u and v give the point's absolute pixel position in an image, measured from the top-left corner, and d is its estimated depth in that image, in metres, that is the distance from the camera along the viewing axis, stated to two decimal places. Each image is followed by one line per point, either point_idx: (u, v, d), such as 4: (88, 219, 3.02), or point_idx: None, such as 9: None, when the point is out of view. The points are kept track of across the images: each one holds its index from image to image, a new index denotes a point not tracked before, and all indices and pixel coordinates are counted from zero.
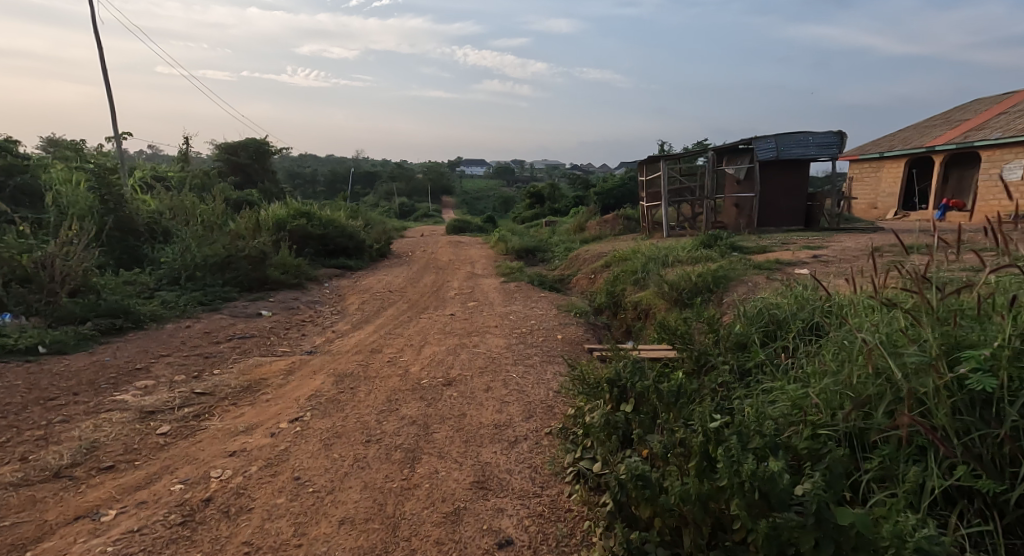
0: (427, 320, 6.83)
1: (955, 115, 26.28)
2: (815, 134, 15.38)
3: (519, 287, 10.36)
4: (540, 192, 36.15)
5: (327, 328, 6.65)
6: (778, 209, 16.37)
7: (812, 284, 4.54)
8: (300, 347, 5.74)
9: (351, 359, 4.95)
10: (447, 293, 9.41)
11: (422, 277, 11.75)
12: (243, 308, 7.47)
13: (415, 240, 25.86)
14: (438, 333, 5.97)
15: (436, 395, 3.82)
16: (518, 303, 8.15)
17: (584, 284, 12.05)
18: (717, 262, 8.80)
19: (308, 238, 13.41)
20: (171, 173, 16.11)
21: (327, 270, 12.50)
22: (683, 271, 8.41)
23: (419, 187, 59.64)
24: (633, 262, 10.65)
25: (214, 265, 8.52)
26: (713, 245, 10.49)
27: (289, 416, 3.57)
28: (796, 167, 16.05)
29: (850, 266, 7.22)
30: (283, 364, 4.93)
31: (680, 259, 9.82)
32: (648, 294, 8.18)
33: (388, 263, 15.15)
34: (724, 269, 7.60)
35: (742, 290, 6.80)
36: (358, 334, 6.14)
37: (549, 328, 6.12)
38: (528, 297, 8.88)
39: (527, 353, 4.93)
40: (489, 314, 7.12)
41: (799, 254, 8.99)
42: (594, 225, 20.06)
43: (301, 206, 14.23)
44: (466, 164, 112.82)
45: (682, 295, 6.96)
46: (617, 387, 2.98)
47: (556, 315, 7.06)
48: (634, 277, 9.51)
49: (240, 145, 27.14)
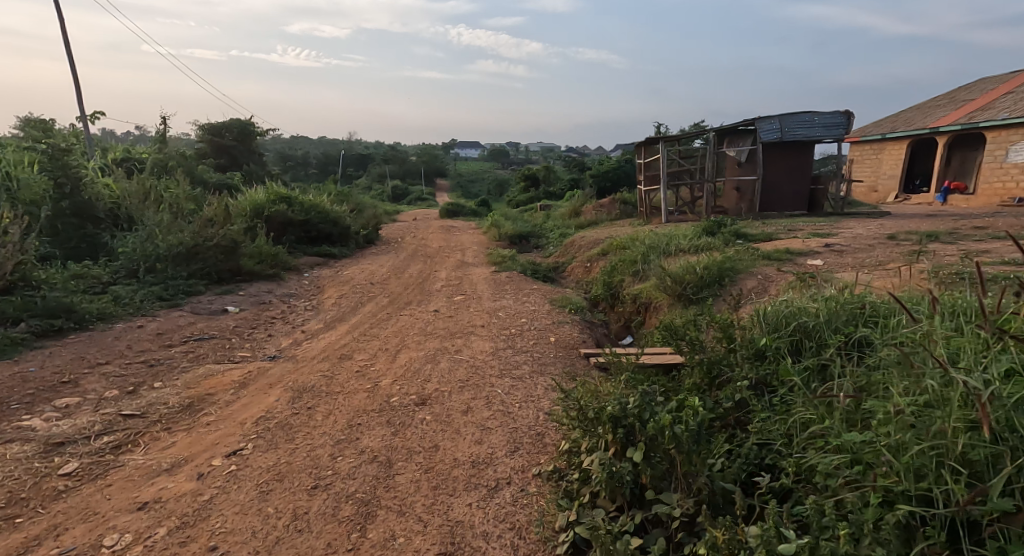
0: (408, 318, 6.23)
1: (959, 96, 25.61)
2: (822, 115, 14.78)
3: (510, 278, 9.78)
4: (535, 174, 35.43)
5: (296, 327, 6.04)
6: (781, 193, 15.77)
7: (842, 288, 3.99)
8: (264, 351, 5.14)
9: (315, 368, 4.34)
10: (434, 285, 8.82)
11: (408, 266, 11.14)
12: (207, 304, 6.84)
13: (406, 225, 25.18)
14: (418, 334, 5.39)
15: (406, 418, 3.24)
16: (509, 297, 7.56)
17: (580, 274, 11.48)
18: (721, 252, 8.22)
19: (289, 225, 12.73)
20: (145, 155, 15.30)
21: (309, 259, 11.86)
22: (686, 261, 7.84)
23: (412, 169, 58.64)
24: (632, 250, 10.06)
25: (179, 256, 7.88)
26: (716, 232, 9.93)
27: (227, 447, 2.97)
28: (801, 149, 15.44)
29: (867, 258, 6.66)
30: (238, 374, 4.32)
31: (682, 247, 9.23)
32: (650, 288, 7.55)
33: (376, 250, 14.51)
34: (731, 259, 7.03)
35: (752, 286, 6.24)
36: (331, 335, 5.54)
37: (541, 328, 5.54)
38: (520, 289, 8.31)
39: (516, 361, 4.34)
40: (477, 311, 6.53)
41: (809, 242, 8.42)
42: (590, 209, 19.44)
43: (281, 190, 13.51)
44: (460, 146, 111.46)
45: (688, 290, 6.38)
46: (621, 426, 2.38)
47: (549, 312, 6.47)
48: (633, 267, 8.94)
49: (224, 126, 26.24)
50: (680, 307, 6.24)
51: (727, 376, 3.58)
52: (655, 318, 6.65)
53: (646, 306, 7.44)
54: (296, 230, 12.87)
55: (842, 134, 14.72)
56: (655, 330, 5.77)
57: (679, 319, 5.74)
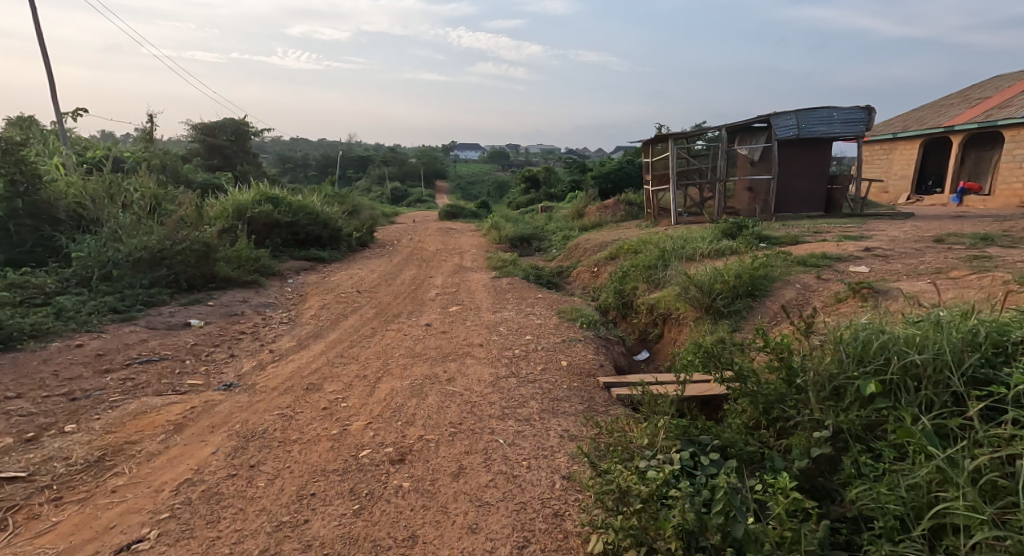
0: (395, 334, 5.41)
1: (974, 94, 24.78)
2: (842, 110, 13.95)
3: (512, 284, 8.97)
4: (536, 176, 34.68)
5: (265, 345, 5.23)
6: (797, 193, 14.90)
7: (928, 305, 3.21)
8: (220, 378, 4.30)
9: (274, 404, 3.51)
10: (427, 293, 8.00)
11: (401, 271, 10.35)
12: (169, 316, 6.03)
13: (403, 226, 24.42)
14: (405, 356, 4.58)
15: (376, 486, 2.43)
16: (510, 307, 6.74)
17: (586, 280, 10.66)
18: (747, 256, 7.40)
19: (274, 226, 11.92)
20: (127, 153, 14.48)
21: (295, 264, 11.09)
22: (709, 266, 7.03)
23: (412, 171, 57.80)
24: (644, 255, 9.23)
25: (143, 262, 7.05)
26: (736, 235, 9.13)
27: (123, 539, 2.14)
28: (819, 146, 14.60)
29: (917, 265, 5.84)
30: (177, 410, 3.48)
31: (700, 251, 8.41)
32: (670, 299, 6.87)
33: (369, 254, 13.69)
34: (764, 265, 6.20)
35: (791, 299, 5.42)
36: (303, 356, 4.70)
37: (551, 348, 4.73)
38: (523, 298, 7.49)
39: (522, 396, 3.50)
40: (477, 326, 5.69)
41: (842, 245, 7.59)
42: (594, 211, 18.62)
43: (268, 190, 12.69)
44: (460, 149, 110.75)
45: (716, 299, 5.54)
46: (700, 547, 1.88)
47: (557, 327, 5.65)
48: (648, 272, 8.16)
49: (218, 125, 25.42)
50: (708, 323, 5.41)
51: (791, 421, 2.87)
52: (679, 334, 5.84)
53: (669, 320, 6.79)
54: (283, 232, 12.07)
55: (863, 131, 13.93)
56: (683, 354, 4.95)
57: (711, 340, 4.91)
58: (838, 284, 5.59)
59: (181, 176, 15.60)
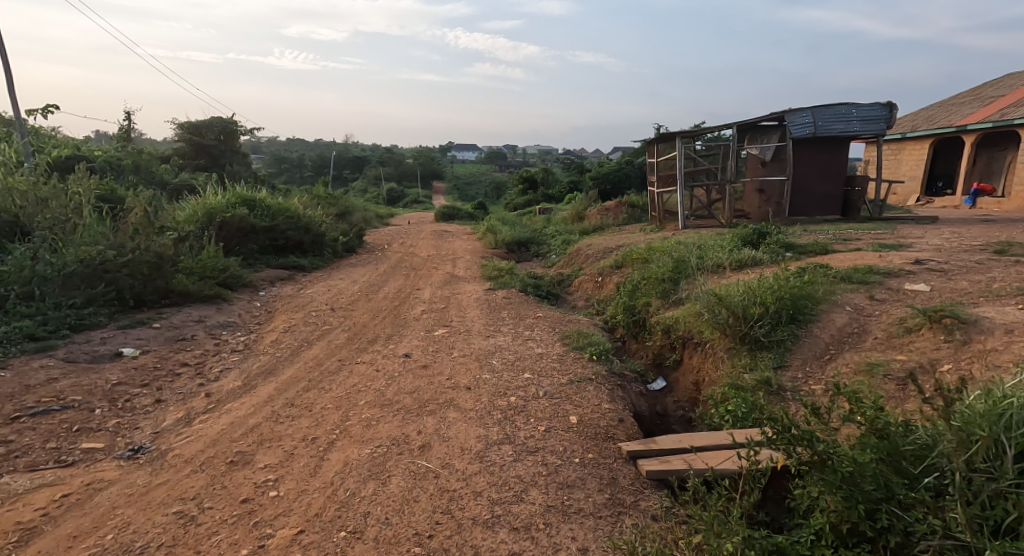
0: (364, 370, 4.45)
1: (986, 92, 23.85)
2: (860, 107, 13.05)
3: (508, 298, 8.03)
4: (533, 176, 33.69)
5: (205, 385, 4.25)
6: (812, 195, 13.99)
7: None
8: (130, 436, 3.32)
9: (182, 488, 2.57)
10: (412, 310, 7.05)
11: (386, 282, 9.42)
12: (98, 344, 5.06)
13: (397, 229, 23.52)
14: (372, 407, 3.63)
15: None
16: (506, 330, 5.81)
17: (589, 290, 9.72)
18: (777, 270, 6.48)
19: (250, 232, 10.97)
20: (94, 153, 13.45)
21: (271, 273, 10.13)
22: (736, 283, 6.11)
23: (408, 171, 56.74)
24: (655, 265, 8.30)
25: (79, 276, 6.10)
26: (758, 243, 8.22)
27: None
28: (835, 146, 13.68)
29: (989, 283, 4.89)
30: (42, 499, 2.52)
31: (720, 263, 7.50)
32: (692, 322, 5.98)
33: (355, 260, 12.73)
34: (804, 282, 5.28)
35: (843, 326, 4.50)
36: (244, 403, 3.75)
37: (557, 393, 3.79)
38: (520, 317, 6.56)
39: (520, 483, 2.57)
40: (466, 358, 4.75)
41: (883, 256, 6.66)
42: (595, 213, 17.68)
43: (244, 192, 11.72)
44: (456, 149, 109.78)
45: (752, 325, 4.63)
46: None
47: (561, 359, 4.72)
48: (663, 288, 7.25)
49: (205, 124, 24.34)
50: (744, 356, 4.48)
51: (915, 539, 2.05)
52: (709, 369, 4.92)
53: (692, 345, 5.91)
54: (260, 238, 11.11)
55: (883, 129, 13.01)
56: (719, 400, 4.02)
57: (751, 380, 3.99)
58: (899, 308, 4.65)
59: (156, 178, 14.64)
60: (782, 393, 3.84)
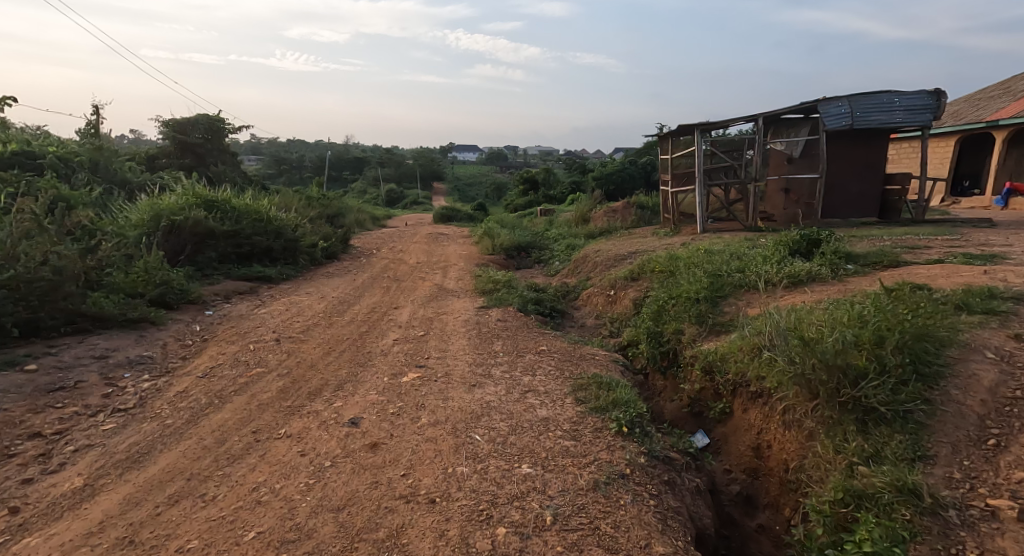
0: (280, 456, 2.97)
1: (1017, 85, 22.32)
2: (903, 94, 11.51)
3: (505, 320, 6.59)
4: (534, 177, 32.27)
5: (25, 483, 2.75)
6: (846, 195, 12.50)
7: None
8: None
9: None
10: (382, 340, 5.58)
11: (361, 297, 8.01)
12: None
13: (390, 231, 22.02)
14: (266, 548, 2.18)
15: None
16: (499, 374, 4.37)
17: (601, 306, 8.28)
18: (852, 293, 5.00)
19: (208, 238, 9.51)
20: (44, 146, 11.97)
21: (227, 286, 8.70)
22: (803, 310, 4.65)
23: (408, 172, 55.27)
24: (683, 279, 6.84)
25: None
26: (809, 252, 6.76)
27: None
28: (874, 139, 12.17)
29: None
30: None
31: (767, 279, 6.05)
32: (746, 362, 4.52)
33: (334, 269, 11.32)
34: (912, 312, 3.77)
35: (998, 387, 3.03)
36: (57, 536, 2.26)
37: (574, 521, 2.36)
38: (518, 350, 5.12)
39: None
40: (440, 431, 3.28)
41: (985, 272, 5.18)
42: (601, 215, 16.21)
43: (205, 191, 10.28)
44: (457, 150, 108.46)
45: (857, 384, 3.12)
46: None
47: (573, 432, 3.24)
48: (698, 310, 5.80)
49: (190, 122, 22.84)
50: (852, 433, 2.98)
51: None
52: (795, 440, 3.47)
53: (747, 395, 4.45)
54: (220, 245, 9.66)
55: (931, 119, 11.45)
56: (844, 518, 2.58)
57: (882, 483, 2.52)
58: None
59: (117, 176, 13.18)
60: (944, 512, 2.41)
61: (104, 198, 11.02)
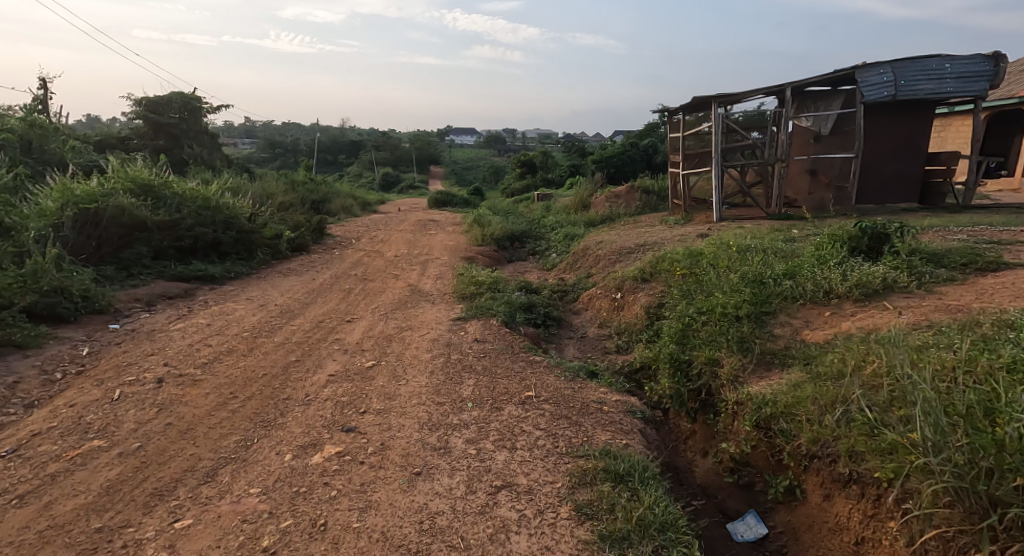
0: None
1: None
2: (955, 60, 9.90)
3: (485, 340, 5.09)
4: (533, 160, 30.50)
5: None
6: (882, 178, 10.94)
7: None
8: None
9: None
10: (310, 377, 4.07)
11: (311, 305, 6.48)
12: None
13: (378, 218, 20.39)
14: None
15: None
16: (458, 451, 2.88)
17: (605, 312, 6.77)
18: (966, 316, 3.54)
19: (138, 230, 8.03)
20: None
21: (152, 288, 7.22)
22: (908, 342, 3.16)
23: (404, 156, 53.32)
24: (714, 284, 5.33)
25: None
26: (873, 250, 5.24)
27: None
28: (917, 113, 10.58)
29: None
30: None
31: (829, 289, 4.57)
32: (831, 427, 3.04)
33: (295, 263, 9.80)
34: None
35: None
36: None
37: None
38: (493, 398, 3.62)
39: None
40: None
41: None
42: (602, 200, 14.61)
43: (141, 171, 8.59)
44: (455, 134, 106.23)
45: None
46: None
47: None
48: (739, 332, 4.30)
49: (164, 101, 21.07)
50: None
51: None
52: None
53: (831, 475, 2.98)
54: (154, 239, 8.20)
55: (987, 89, 9.85)
56: None
57: None
58: None
59: (53, 157, 11.52)
60: None
61: (25, 181, 9.42)
